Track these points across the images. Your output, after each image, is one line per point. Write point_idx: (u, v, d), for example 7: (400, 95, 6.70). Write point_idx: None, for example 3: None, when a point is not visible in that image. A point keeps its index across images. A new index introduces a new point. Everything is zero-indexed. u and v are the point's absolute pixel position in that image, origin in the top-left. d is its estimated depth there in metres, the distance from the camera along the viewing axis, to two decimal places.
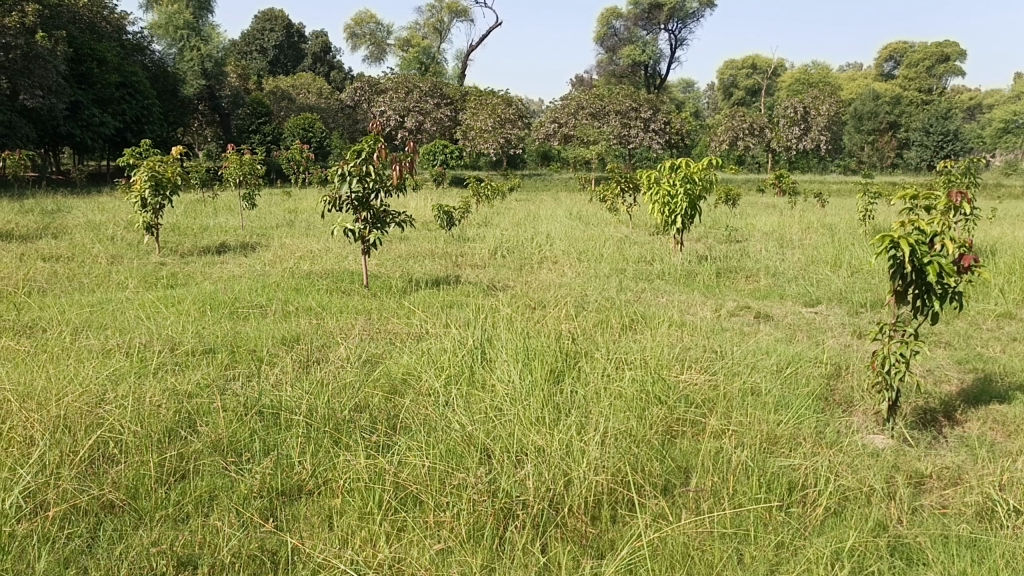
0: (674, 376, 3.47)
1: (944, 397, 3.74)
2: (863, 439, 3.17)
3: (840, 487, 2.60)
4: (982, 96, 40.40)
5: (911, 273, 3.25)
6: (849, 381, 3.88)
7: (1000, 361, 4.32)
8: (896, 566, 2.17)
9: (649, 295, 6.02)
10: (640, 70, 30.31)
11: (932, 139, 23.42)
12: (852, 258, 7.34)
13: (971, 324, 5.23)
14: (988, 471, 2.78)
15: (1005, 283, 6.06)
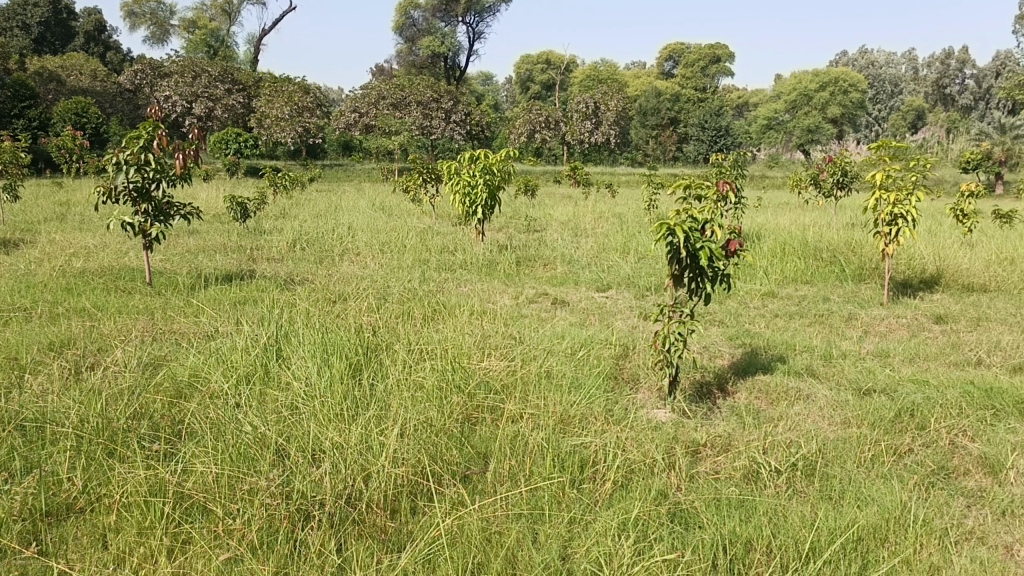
0: (473, 364, 3.52)
1: (717, 370, 4.08)
2: (647, 414, 3.38)
3: (626, 461, 2.75)
4: (750, 95, 44.44)
5: (686, 258, 3.50)
6: (635, 360, 4.12)
7: (764, 335, 4.76)
8: (674, 532, 2.33)
9: (451, 285, 6.07)
10: (439, 62, 30.41)
11: (708, 134, 25.43)
12: (637, 245, 7.82)
13: (741, 303, 5.74)
14: (753, 437, 3.06)
15: (768, 265, 6.71)
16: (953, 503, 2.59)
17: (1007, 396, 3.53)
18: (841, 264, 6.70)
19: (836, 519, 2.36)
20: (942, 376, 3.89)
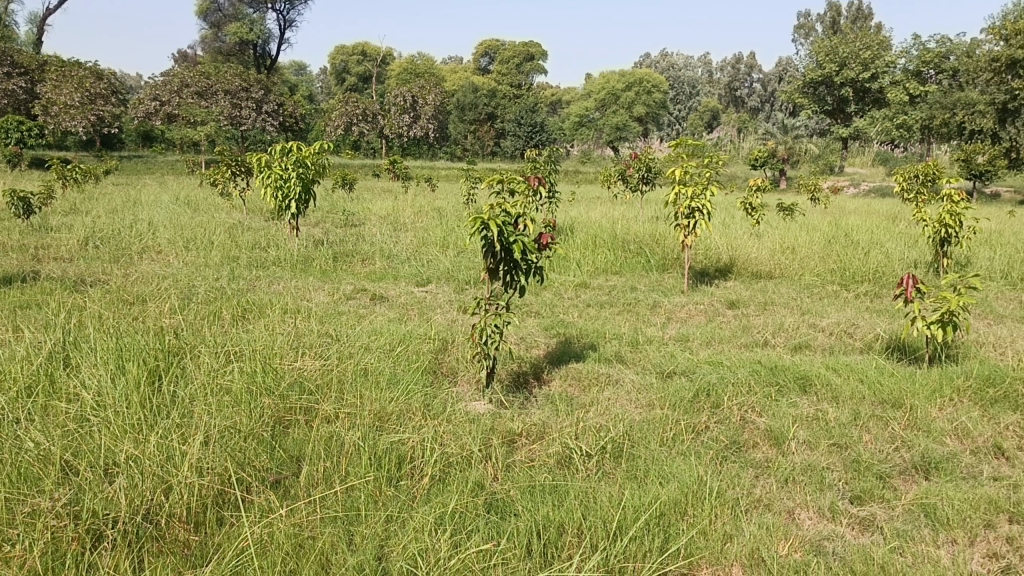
0: (285, 364, 3.39)
1: (533, 360, 4.18)
2: (465, 406, 3.40)
3: (443, 455, 2.76)
4: (562, 94, 46.14)
5: (500, 252, 3.55)
6: (453, 354, 4.15)
7: (577, 325, 4.94)
8: (490, 522, 2.36)
9: (263, 283, 5.81)
10: (248, 49, 29.06)
11: (523, 130, 26.07)
12: (456, 239, 7.88)
13: (555, 294, 5.92)
14: (566, 424, 3.16)
15: (581, 257, 6.98)
16: (745, 474, 2.82)
17: (790, 372, 3.88)
18: (647, 255, 7.10)
19: (642, 497, 2.49)
20: (735, 357, 4.21)
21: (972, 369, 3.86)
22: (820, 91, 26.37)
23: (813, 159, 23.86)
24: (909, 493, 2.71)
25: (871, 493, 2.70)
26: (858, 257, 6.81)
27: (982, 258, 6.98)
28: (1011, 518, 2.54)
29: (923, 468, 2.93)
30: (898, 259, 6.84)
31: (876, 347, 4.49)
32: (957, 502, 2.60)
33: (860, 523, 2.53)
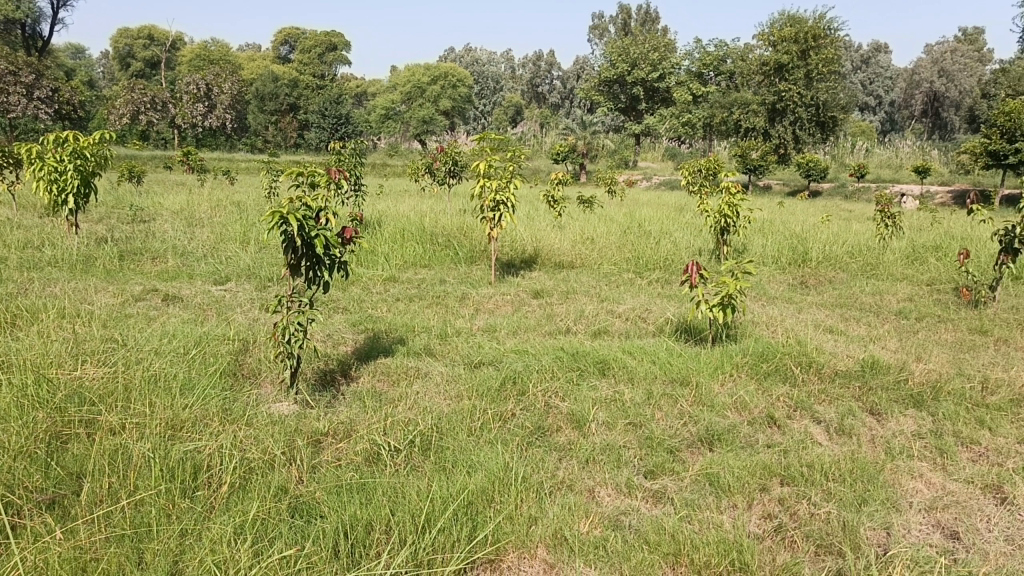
0: (63, 374, 3.09)
1: (340, 357, 4.09)
2: (269, 407, 3.27)
3: (243, 461, 2.64)
4: (367, 86, 45.59)
5: (302, 247, 3.41)
6: (255, 354, 3.97)
7: (386, 319, 4.88)
8: (295, 527, 2.28)
9: (36, 286, 5.27)
10: (13, 28, 26.22)
11: (327, 122, 25.44)
12: (257, 234, 7.56)
13: (363, 289, 5.83)
14: (374, 420, 3.12)
15: (389, 250, 6.93)
16: (548, 458, 2.91)
17: (589, 357, 4.06)
18: (454, 248, 7.17)
19: (449, 488, 2.51)
20: (539, 345, 4.35)
21: (748, 347, 4.22)
22: (614, 89, 27.78)
23: (610, 154, 25.14)
24: (696, 464, 2.92)
25: (663, 468, 2.88)
26: (651, 246, 7.25)
27: (756, 244, 7.67)
28: (782, 480, 2.81)
29: (708, 440, 3.17)
30: (684, 248, 7.35)
31: (667, 330, 4.80)
32: (737, 469, 2.83)
33: (653, 496, 2.70)
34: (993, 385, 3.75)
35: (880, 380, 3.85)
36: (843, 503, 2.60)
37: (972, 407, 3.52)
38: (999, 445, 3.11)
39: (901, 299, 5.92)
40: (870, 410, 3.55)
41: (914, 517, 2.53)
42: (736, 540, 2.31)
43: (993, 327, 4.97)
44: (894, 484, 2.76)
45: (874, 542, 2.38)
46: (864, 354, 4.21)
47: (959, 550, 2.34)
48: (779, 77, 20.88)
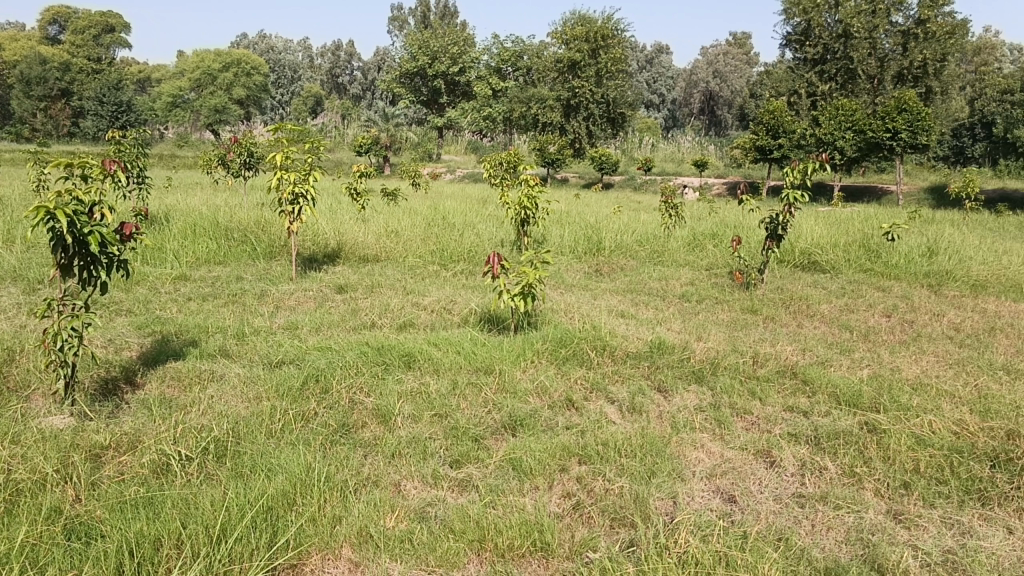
0: None
1: (124, 363, 3.78)
2: (40, 422, 2.96)
3: (8, 484, 2.38)
4: (151, 73, 42.59)
5: (73, 246, 3.11)
6: (23, 365, 3.58)
7: (176, 321, 4.58)
8: (72, 550, 2.08)
9: None
10: None
11: (106, 109, 23.44)
12: (23, 232, 6.83)
13: (150, 289, 5.44)
14: (162, 428, 2.92)
15: (178, 247, 6.50)
16: (352, 455, 2.86)
17: (394, 350, 4.03)
18: (251, 243, 6.86)
19: (247, 494, 2.40)
20: (343, 341, 4.26)
21: (548, 334, 4.37)
22: (415, 81, 27.75)
23: (413, 146, 25.10)
24: (500, 451, 2.98)
25: (468, 456, 2.92)
26: (455, 238, 7.31)
27: (555, 235, 7.96)
28: (580, 460, 2.94)
29: (510, 426, 3.25)
30: (487, 240, 7.48)
31: (471, 321, 4.87)
32: (538, 452, 2.93)
33: (459, 485, 2.73)
34: (762, 359, 4.13)
35: (667, 359, 4.13)
36: (634, 478, 2.76)
37: (745, 379, 3.86)
38: (768, 413, 3.44)
39: (686, 283, 6.37)
40: (658, 387, 3.81)
41: (697, 485, 2.74)
42: (538, 522, 2.39)
43: (762, 306, 5.47)
44: (679, 455, 2.97)
45: (662, 512, 2.55)
46: (652, 336, 4.49)
47: (735, 512, 2.56)
48: (573, 74, 21.78)
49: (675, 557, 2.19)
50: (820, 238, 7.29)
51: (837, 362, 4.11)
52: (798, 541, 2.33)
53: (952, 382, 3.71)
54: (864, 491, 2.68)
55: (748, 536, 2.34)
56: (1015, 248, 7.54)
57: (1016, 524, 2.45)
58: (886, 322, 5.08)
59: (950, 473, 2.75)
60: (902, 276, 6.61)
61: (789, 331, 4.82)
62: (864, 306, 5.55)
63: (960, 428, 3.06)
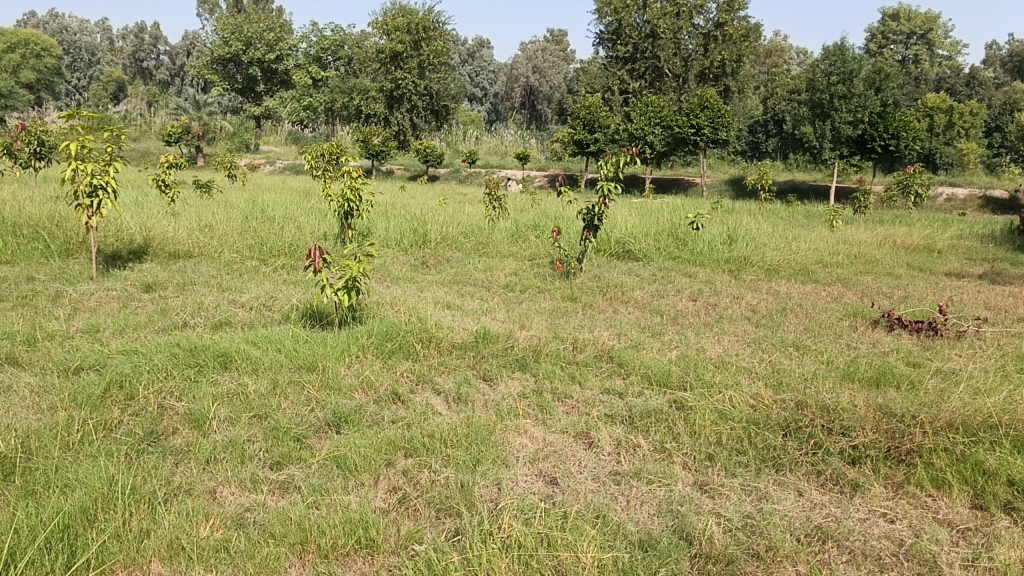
0: None
1: None
2: None
3: None
4: None
5: None
6: None
7: None
8: None
9: None
10: None
11: None
12: None
13: None
14: None
15: None
16: (163, 464, 2.70)
17: (208, 350, 3.83)
18: (44, 240, 6.27)
19: (40, 513, 2.20)
20: (152, 343, 3.99)
21: (372, 327, 4.31)
22: (229, 68, 26.48)
23: (228, 136, 23.93)
24: (323, 449, 2.91)
25: (289, 457, 2.83)
26: (274, 232, 7.04)
27: (379, 227, 7.87)
28: (405, 453, 2.93)
29: (334, 424, 3.17)
30: (308, 233, 7.27)
31: (292, 317, 4.71)
32: (363, 448, 2.88)
33: (279, 487, 2.63)
34: (581, 345, 4.29)
35: (491, 348, 4.20)
36: (459, 467, 2.78)
37: (566, 365, 4.00)
38: (586, 396, 3.57)
39: (509, 273, 6.49)
40: (483, 377, 3.86)
41: (521, 470, 2.80)
42: (363, 519, 2.36)
43: (581, 294, 5.68)
44: (504, 442, 3.03)
45: (486, 499, 2.58)
46: (477, 326, 4.55)
47: (557, 493, 2.64)
48: (395, 65, 21.61)
49: (499, 542, 2.23)
50: (633, 228, 7.66)
51: (649, 345, 4.35)
52: (615, 517, 2.44)
53: (749, 359, 4.02)
54: (674, 466, 2.85)
55: (568, 516, 2.42)
56: (802, 235, 8.27)
57: (804, 486, 2.69)
58: (692, 306, 5.42)
59: (748, 443, 2.98)
60: (706, 263, 7.08)
61: (606, 317, 5.03)
62: (673, 292, 5.89)
63: (757, 400, 3.32)
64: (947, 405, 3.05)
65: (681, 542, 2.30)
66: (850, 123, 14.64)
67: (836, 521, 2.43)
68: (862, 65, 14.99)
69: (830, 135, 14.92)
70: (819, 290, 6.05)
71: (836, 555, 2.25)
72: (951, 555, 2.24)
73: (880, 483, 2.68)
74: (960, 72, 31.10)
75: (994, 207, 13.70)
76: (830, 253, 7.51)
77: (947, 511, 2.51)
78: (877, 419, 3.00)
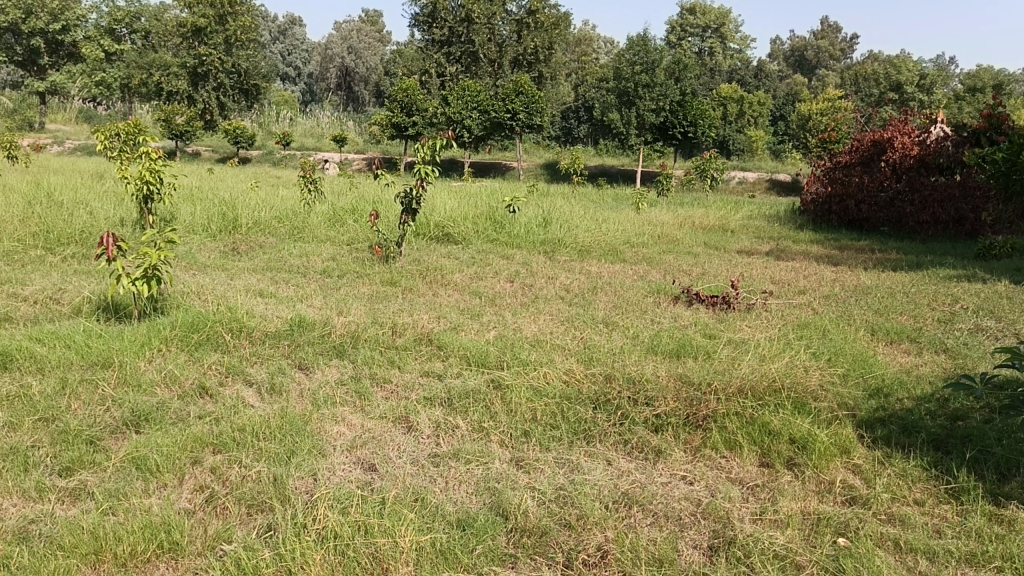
0: None
1: None
2: None
3: None
4: None
5: None
6: None
7: None
8: None
9: None
10: None
11: None
12: None
13: None
14: None
15: None
16: None
17: None
18: None
19: None
20: None
21: (177, 318, 4.06)
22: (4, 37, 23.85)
23: (6, 113, 21.61)
24: (120, 450, 2.71)
25: (81, 462, 2.62)
26: (63, 217, 6.45)
27: (185, 212, 7.43)
28: (214, 449, 2.80)
29: (134, 423, 2.97)
30: (103, 220, 6.73)
31: (86, 311, 4.34)
32: (164, 447, 2.72)
33: (70, 495, 2.43)
34: (400, 329, 4.25)
35: (307, 336, 4.08)
36: (272, 461, 2.69)
37: (385, 350, 3.96)
38: (406, 380, 3.56)
39: (326, 259, 6.32)
40: (299, 366, 3.76)
41: (338, 459, 2.75)
42: (165, 522, 2.23)
43: (399, 279, 5.63)
44: (319, 432, 2.96)
45: (301, 490, 2.52)
46: (292, 313, 4.40)
47: (375, 480, 2.61)
48: (198, 40, 20.34)
49: (314, 535, 2.19)
50: (452, 211, 7.68)
51: (467, 327, 4.40)
52: (433, 499, 2.45)
53: (562, 337, 4.16)
54: (491, 444, 2.90)
55: (386, 502, 2.41)
56: (611, 217, 8.65)
57: (613, 455, 2.83)
58: (509, 287, 5.54)
59: (561, 418, 3.09)
60: (523, 245, 7.25)
61: (426, 300, 5.04)
62: (491, 274, 5.98)
63: (570, 376, 3.44)
64: (737, 371, 3.30)
65: (498, 518, 2.35)
66: (653, 111, 15.53)
67: (641, 487, 2.57)
68: (663, 56, 15.79)
69: (635, 122, 15.69)
70: (626, 269, 6.35)
71: (641, 519, 2.38)
72: (742, 509, 2.43)
73: (680, 448, 2.87)
74: (748, 65, 33.74)
75: (779, 189, 14.99)
76: (637, 234, 7.91)
77: (739, 470, 2.73)
78: (678, 388, 3.19)
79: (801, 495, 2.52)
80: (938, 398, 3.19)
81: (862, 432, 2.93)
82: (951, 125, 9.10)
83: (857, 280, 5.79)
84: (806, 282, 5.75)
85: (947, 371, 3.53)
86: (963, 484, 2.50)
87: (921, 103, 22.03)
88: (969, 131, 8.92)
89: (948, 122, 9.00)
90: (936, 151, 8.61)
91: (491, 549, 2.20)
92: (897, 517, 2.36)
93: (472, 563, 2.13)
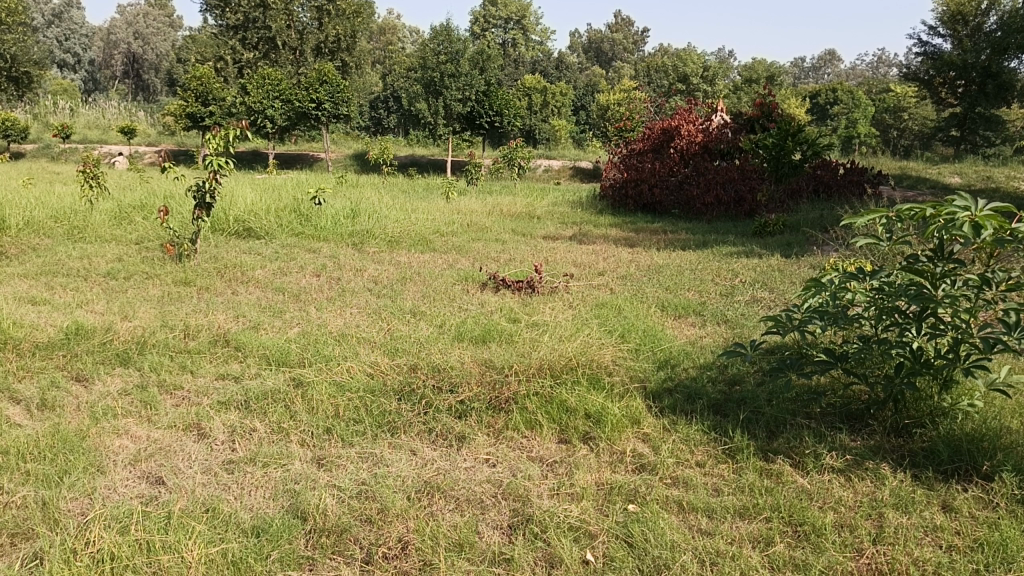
0: None
1: None
2: None
3: None
4: None
5: None
6: None
7: None
8: None
9: None
10: None
11: None
12: None
13: None
14: None
15: None
16: None
17: None
18: None
19: None
20: None
21: None
22: None
23: None
24: None
25: None
26: None
27: None
28: None
29: None
30: None
31: None
32: None
33: None
34: (193, 331, 4.01)
35: (86, 344, 3.75)
36: (40, 483, 2.45)
37: (176, 354, 3.72)
38: (198, 385, 3.36)
39: (110, 260, 5.83)
40: (76, 378, 3.45)
41: (119, 475, 2.54)
42: None
43: (194, 278, 5.30)
44: (97, 447, 2.72)
45: (75, 512, 2.30)
46: (68, 321, 4.03)
47: (161, 493, 2.44)
48: None
49: (86, 559, 2.02)
50: (252, 205, 7.33)
51: (268, 325, 4.21)
52: (226, 508, 2.32)
53: (368, 330, 4.09)
54: (290, 445, 2.80)
55: (171, 516, 2.25)
56: (420, 206, 8.61)
57: (417, 445, 2.81)
58: (316, 282, 5.37)
59: (364, 412, 3.04)
60: (330, 237, 7.05)
61: (224, 299, 4.79)
62: (296, 268, 5.78)
63: (374, 368, 3.38)
64: (537, 352, 3.38)
65: (295, 521, 2.26)
66: (460, 100, 15.68)
67: (443, 473, 2.57)
68: (467, 45, 15.91)
69: (443, 112, 15.76)
70: (436, 259, 6.36)
71: (442, 506, 2.38)
72: (541, 487, 2.49)
73: (483, 432, 2.91)
74: (549, 56, 35.00)
75: (582, 177, 15.64)
76: (446, 222, 7.94)
77: (540, 448, 2.80)
78: (481, 372, 3.23)
79: (596, 467, 2.63)
80: (718, 365, 3.45)
81: (652, 402, 3.11)
82: (730, 112, 9.87)
83: (651, 260, 6.12)
84: (605, 263, 6.01)
85: (726, 341, 3.81)
86: (737, 444, 2.71)
87: (705, 93, 23.79)
88: (744, 118, 9.71)
89: (727, 111, 9.79)
90: (717, 138, 9.44)
91: (287, 553, 2.12)
92: (680, 480, 2.51)
93: (266, 570, 2.05)
